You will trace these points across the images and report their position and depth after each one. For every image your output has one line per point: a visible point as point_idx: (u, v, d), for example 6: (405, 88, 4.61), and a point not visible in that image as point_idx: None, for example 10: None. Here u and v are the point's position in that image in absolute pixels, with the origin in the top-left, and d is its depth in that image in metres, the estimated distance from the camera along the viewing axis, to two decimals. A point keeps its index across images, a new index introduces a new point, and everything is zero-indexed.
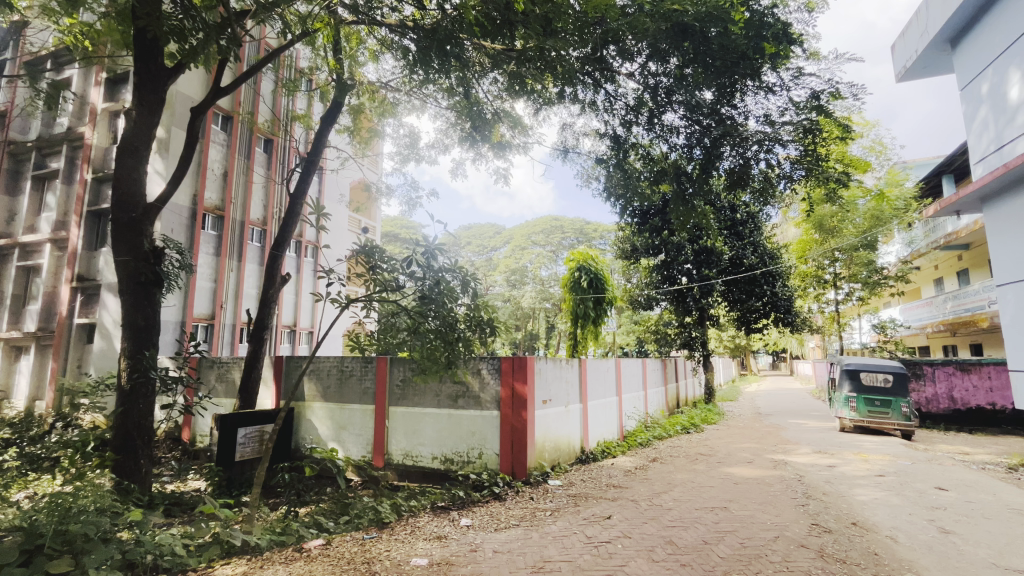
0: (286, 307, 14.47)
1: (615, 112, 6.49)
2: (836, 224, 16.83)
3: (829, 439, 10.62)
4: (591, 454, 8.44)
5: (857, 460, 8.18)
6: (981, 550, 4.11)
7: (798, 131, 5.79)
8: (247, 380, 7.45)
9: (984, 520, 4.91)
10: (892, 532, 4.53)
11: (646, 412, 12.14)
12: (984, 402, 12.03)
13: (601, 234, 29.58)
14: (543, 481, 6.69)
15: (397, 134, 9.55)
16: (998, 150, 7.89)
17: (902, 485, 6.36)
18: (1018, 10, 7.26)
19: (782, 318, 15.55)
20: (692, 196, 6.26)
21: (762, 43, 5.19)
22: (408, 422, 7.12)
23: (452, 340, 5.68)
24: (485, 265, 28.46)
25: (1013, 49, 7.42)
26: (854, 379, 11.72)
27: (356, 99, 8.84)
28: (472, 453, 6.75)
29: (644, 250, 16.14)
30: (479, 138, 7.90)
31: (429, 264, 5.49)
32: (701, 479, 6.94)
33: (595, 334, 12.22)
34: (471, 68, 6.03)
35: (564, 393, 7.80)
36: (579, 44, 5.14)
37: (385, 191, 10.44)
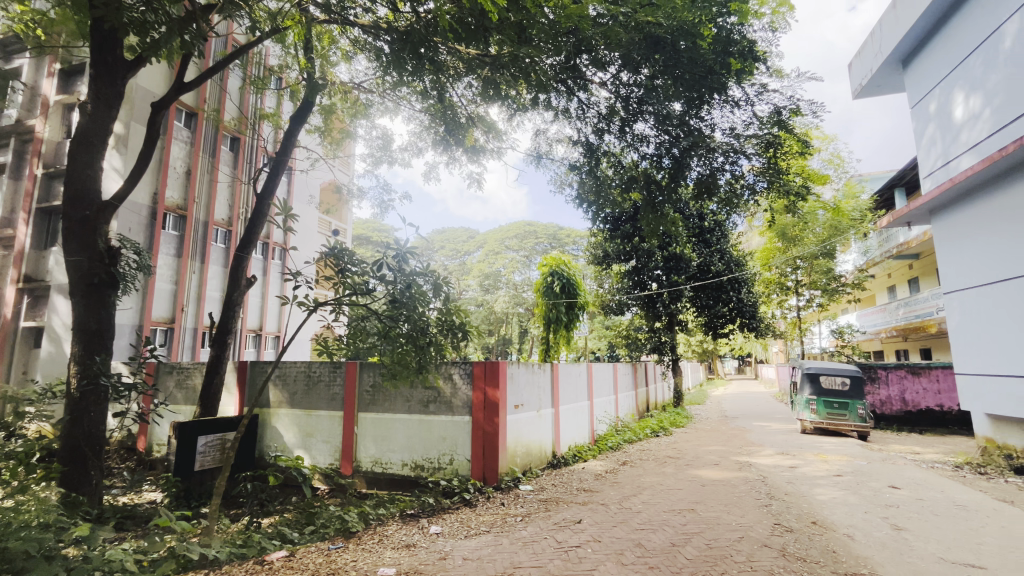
0: (252, 311, 14.05)
1: (588, 120, 6.57)
2: (798, 233, 17.42)
3: (791, 441, 10.97)
4: (562, 458, 8.47)
5: (817, 460, 8.47)
6: (931, 545, 4.31)
7: (761, 144, 6.01)
8: (207, 386, 7.12)
9: (933, 517, 5.15)
10: (850, 531, 4.71)
11: (617, 416, 12.28)
12: (933, 404, 12.65)
13: (574, 239, 29.99)
14: (514, 487, 6.68)
15: (370, 136, 9.42)
16: (944, 165, 8.38)
17: (858, 484, 6.63)
18: (964, 33, 7.73)
19: (747, 323, 16.04)
20: (661, 203, 6.40)
21: (728, 59, 5.40)
22: (378, 429, 6.98)
23: (423, 345, 5.60)
24: (459, 269, 28.37)
25: (958, 71, 7.91)
26: (814, 382, 12.19)
27: (328, 98, 8.68)
28: (444, 459, 6.67)
29: (615, 256, 16.41)
30: (453, 142, 7.89)
31: (400, 267, 5.41)
32: (669, 482, 7.06)
33: (568, 338, 12.31)
34: (446, 72, 6.02)
35: (536, 398, 7.81)
36: (553, 52, 5.19)
37: (357, 193, 10.28)
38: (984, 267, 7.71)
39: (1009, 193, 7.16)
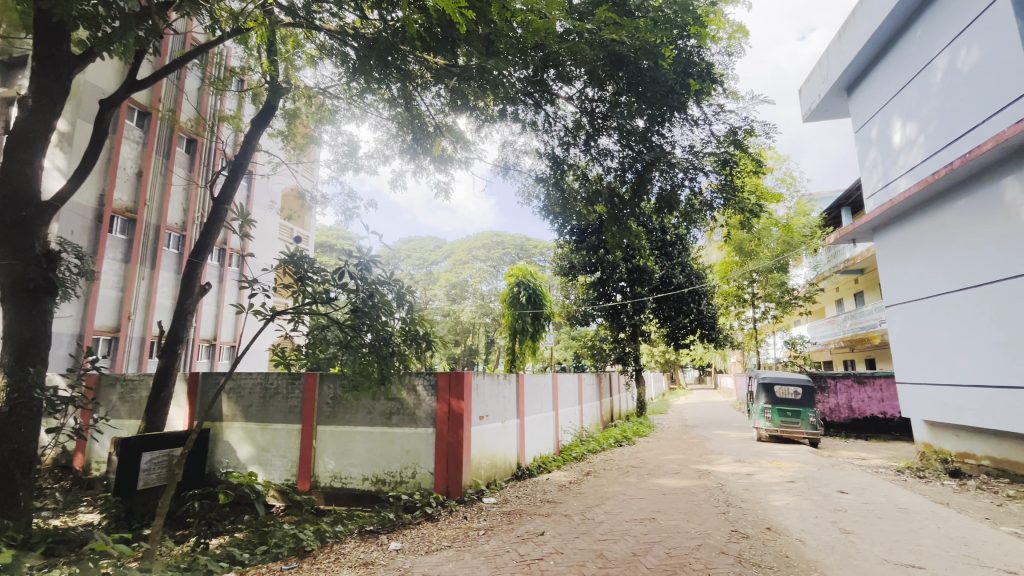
0: (205, 320, 13.45)
1: (554, 133, 6.67)
2: (754, 248, 18.22)
3: (748, 448, 11.33)
4: (527, 470, 8.43)
5: (771, 467, 8.77)
6: (875, 547, 4.52)
7: (718, 162, 6.26)
8: (154, 399, 6.72)
9: (877, 519, 5.41)
10: (801, 535, 4.88)
11: (582, 426, 12.37)
12: (877, 411, 13.42)
13: (540, 251, 30.33)
14: (478, 499, 6.59)
15: (335, 142, 9.24)
16: (885, 187, 8.96)
17: (810, 489, 6.90)
18: (900, 64, 8.33)
19: (707, 334, 16.53)
20: (625, 216, 6.56)
21: (688, 79, 5.65)
22: (338, 442, 6.76)
23: (386, 355, 5.46)
24: (426, 279, 28.09)
25: (896, 100, 8.50)
26: (769, 392, 12.66)
27: (292, 103, 8.48)
28: (406, 472, 6.52)
29: (581, 267, 16.68)
30: (420, 151, 7.83)
31: (364, 274, 5.28)
32: (632, 491, 7.13)
33: (533, 349, 12.34)
34: (414, 82, 5.98)
35: (501, 409, 7.76)
36: (520, 64, 5.25)
37: (321, 199, 10.04)
38: (922, 283, 8.22)
39: (941, 214, 7.71)
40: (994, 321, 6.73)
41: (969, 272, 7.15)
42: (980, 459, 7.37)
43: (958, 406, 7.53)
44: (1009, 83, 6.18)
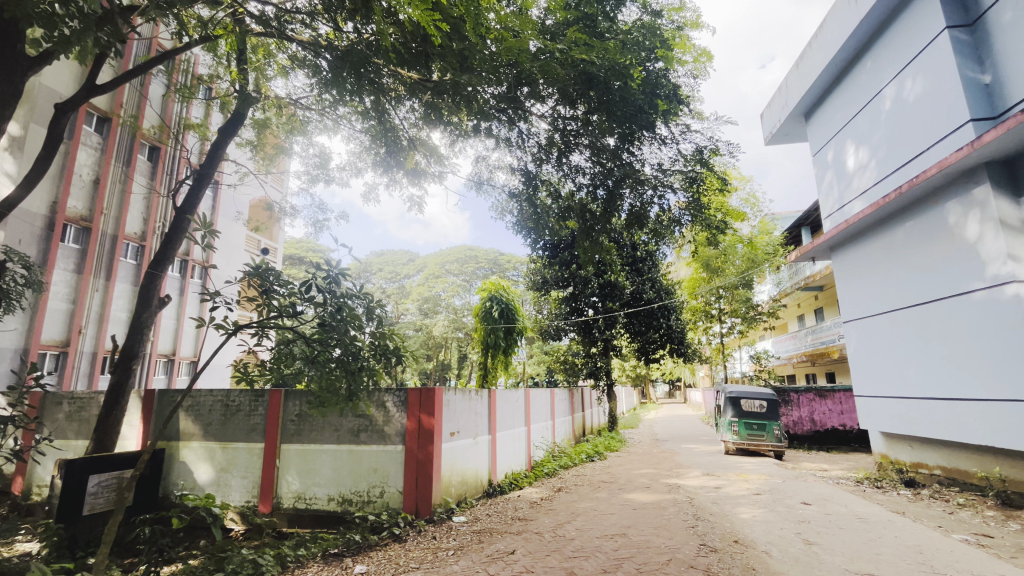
0: (164, 334, 12.88)
1: (528, 149, 6.75)
2: (720, 265, 18.77)
3: (716, 462, 11.52)
4: (498, 487, 8.31)
5: (738, 480, 8.92)
6: (836, 557, 4.63)
7: (685, 180, 6.47)
8: (104, 417, 6.36)
9: (839, 530, 5.56)
10: (767, 547, 4.96)
11: (554, 441, 12.34)
12: (837, 423, 13.89)
13: (513, 265, 30.51)
14: (447, 518, 6.46)
15: (306, 153, 9.11)
16: (840, 208, 9.42)
17: (775, 501, 7.05)
18: (853, 93, 8.82)
19: (676, 349, 16.84)
20: (597, 232, 6.68)
21: (656, 99, 5.80)
22: (303, 461, 6.53)
23: (355, 370, 5.32)
24: (398, 293, 27.72)
25: (849, 127, 8.99)
26: (735, 405, 12.95)
27: (261, 112, 8.34)
28: (373, 491, 6.34)
29: (554, 282, 16.83)
30: (392, 164, 7.77)
31: (332, 288, 5.18)
32: (602, 506, 7.12)
33: (505, 363, 12.28)
34: (388, 95, 5.95)
35: (472, 425, 7.66)
36: (493, 81, 5.31)
37: (290, 211, 9.83)
38: (876, 299, 8.63)
39: (892, 235, 8.13)
40: (941, 336, 7.11)
41: (919, 291, 7.54)
42: (932, 469, 7.69)
43: (911, 418, 7.87)
44: (950, 112, 6.62)
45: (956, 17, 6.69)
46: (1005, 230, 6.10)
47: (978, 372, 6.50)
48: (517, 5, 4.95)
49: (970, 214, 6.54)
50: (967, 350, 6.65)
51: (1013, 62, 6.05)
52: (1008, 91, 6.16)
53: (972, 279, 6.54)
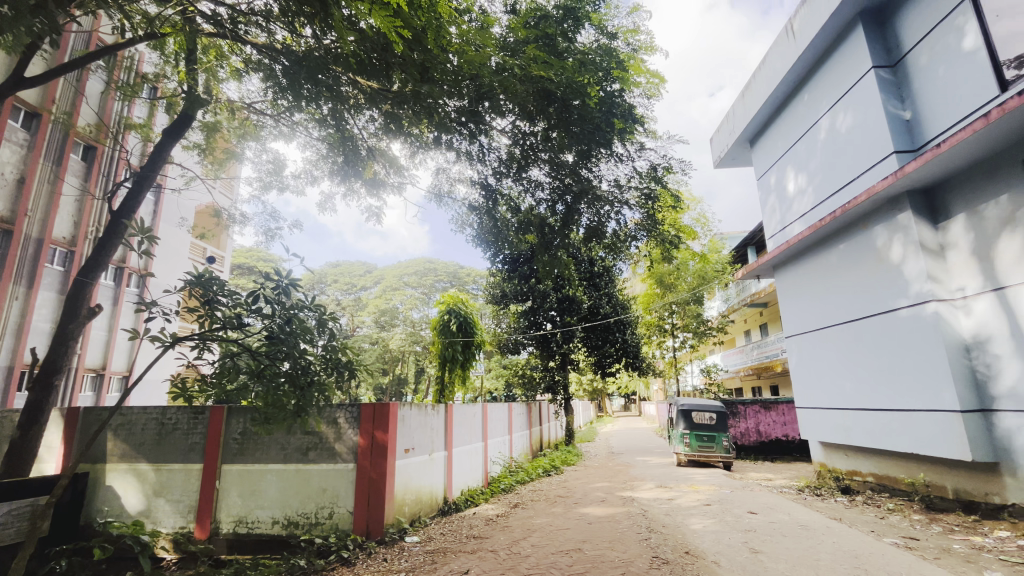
0: (93, 347, 11.92)
1: (488, 162, 6.78)
2: (672, 280, 19.48)
3: (669, 474, 11.76)
4: (453, 505, 8.12)
5: (689, 491, 9.15)
6: (780, 565, 4.80)
7: (641, 198, 6.69)
8: (18, 439, 5.75)
9: (782, 537, 5.79)
10: (716, 557, 5.09)
11: (511, 455, 12.25)
12: (780, 434, 14.53)
13: (473, 279, 30.50)
14: (400, 539, 6.24)
15: (258, 159, 8.78)
16: (782, 229, 9.99)
17: (724, 511, 7.27)
18: (793, 122, 9.40)
19: (632, 362, 17.21)
20: (555, 246, 6.82)
21: (613, 119, 5.95)
22: (247, 482, 6.15)
23: (305, 386, 5.06)
24: (354, 305, 26.98)
25: (790, 154, 9.58)
26: (687, 418, 13.32)
27: (212, 115, 7.99)
28: (322, 513, 6.05)
29: (513, 296, 16.86)
30: (350, 173, 7.59)
31: (281, 299, 5.07)
32: (558, 522, 7.09)
33: (463, 377, 12.10)
34: (347, 103, 5.84)
35: (427, 441, 7.48)
36: (454, 95, 5.36)
37: (239, 218, 9.40)
38: (815, 317, 9.14)
39: (828, 255, 8.68)
40: (873, 351, 7.60)
41: (852, 308, 8.05)
42: (866, 476, 8.17)
43: (846, 429, 8.34)
44: (877, 144, 7.18)
45: (880, 58, 7.31)
46: (925, 253, 6.64)
47: (904, 385, 6.97)
48: (479, 20, 5.01)
49: (895, 238, 7.07)
50: (894, 364, 7.13)
51: (929, 101, 6.66)
52: (926, 127, 6.75)
53: (898, 297, 7.04)
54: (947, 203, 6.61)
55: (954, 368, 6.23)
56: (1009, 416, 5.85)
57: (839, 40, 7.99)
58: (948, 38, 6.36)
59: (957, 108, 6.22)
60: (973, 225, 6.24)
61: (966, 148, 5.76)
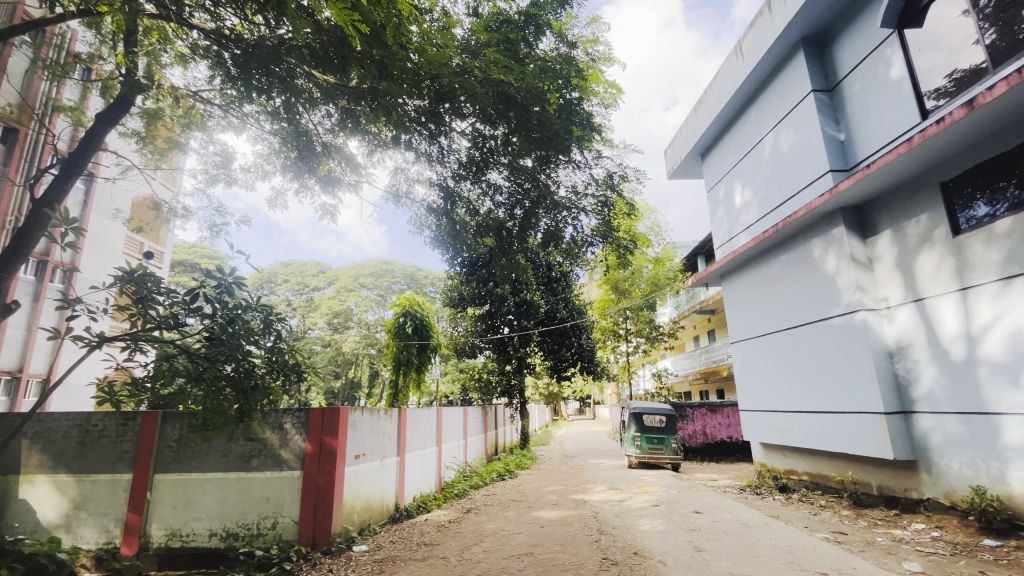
0: (8, 347, 10.86)
1: (448, 164, 6.74)
2: (627, 287, 20.06)
3: (620, 476, 12.00)
4: (405, 511, 7.94)
5: (639, 493, 9.37)
6: (722, 562, 4.99)
7: (597, 205, 6.83)
8: None
9: (725, 535, 6.03)
10: (663, 557, 5.23)
11: (465, 460, 12.12)
12: (725, 436, 15.18)
13: (431, 281, 30.18)
14: (347, 548, 6.00)
15: (204, 150, 8.31)
16: (730, 240, 10.47)
17: (671, 511, 7.49)
18: (741, 137, 9.88)
19: (587, 366, 17.49)
20: (513, 251, 6.80)
21: (571, 125, 5.97)
22: (182, 493, 5.77)
23: (249, 390, 4.84)
24: (305, 305, 26.02)
25: (737, 168, 10.07)
26: (638, 421, 13.65)
27: (153, 102, 7.49)
28: (265, 523, 5.77)
29: (470, 299, 16.75)
30: (304, 170, 7.32)
31: (223, 298, 4.83)
32: (510, 526, 7.08)
33: (418, 381, 11.89)
34: (301, 97, 5.64)
35: (379, 446, 7.30)
36: (414, 95, 5.29)
37: (181, 212, 8.85)
38: (758, 324, 9.60)
39: (770, 265, 9.16)
40: (808, 356, 8.06)
41: (791, 316, 8.53)
42: (801, 474, 8.64)
43: (784, 430, 8.80)
44: (815, 162, 7.66)
45: (818, 82, 7.82)
46: (856, 265, 7.12)
47: (835, 388, 7.44)
48: (441, 20, 4.95)
49: (830, 250, 7.56)
50: (827, 369, 7.60)
51: (861, 124, 7.17)
52: (858, 148, 7.26)
53: (831, 306, 7.52)
54: (875, 220, 7.13)
55: (879, 372, 6.72)
56: (926, 416, 6.35)
57: (783, 63, 8.50)
58: (877, 67, 6.90)
59: (885, 132, 6.73)
60: (897, 240, 6.76)
61: (892, 169, 6.23)
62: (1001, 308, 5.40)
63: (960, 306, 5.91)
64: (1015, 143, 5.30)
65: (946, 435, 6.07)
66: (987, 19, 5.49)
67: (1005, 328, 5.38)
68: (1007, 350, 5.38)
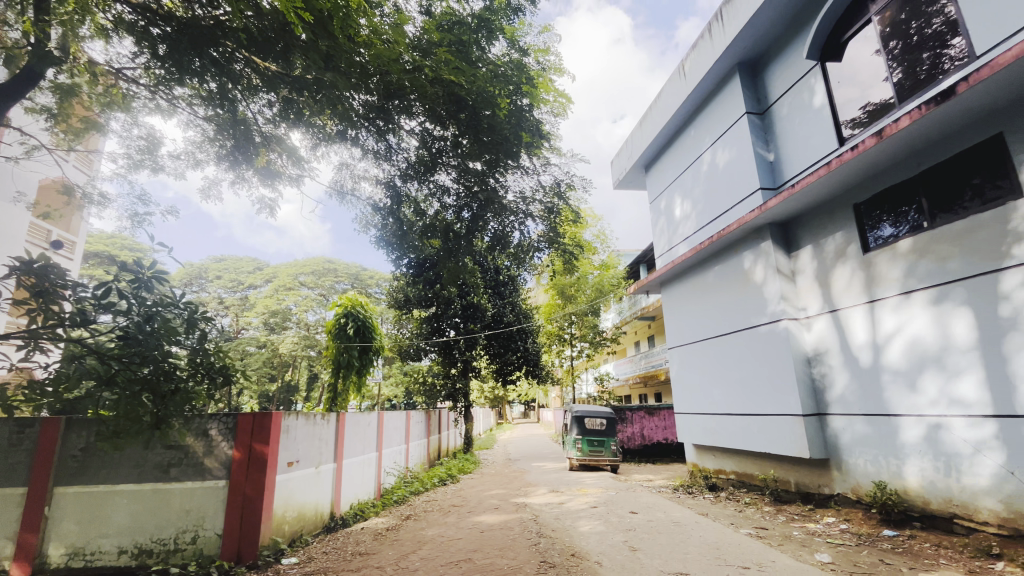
0: None
1: (395, 163, 6.61)
2: (573, 292, 20.51)
3: (561, 478, 12.19)
4: (341, 520, 7.63)
5: (579, 494, 9.55)
6: (654, 560, 5.18)
7: (545, 212, 6.93)
8: None
9: (658, 534, 6.27)
10: (599, 557, 5.36)
11: (407, 466, 11.85)
12: (661, 437, 15.81)
13: (377, 282, 29.42)
14: (276, 561, 5.60)
15: (127, 133, 7.64)
16: (670, 250, 10.94)
17: (609, 512, 7.69)
18: (682, 152, 10.36)
19: (532, 370, 17.65)
20: (461, 253, 6.68)
21: (521, 131, 5.99)
22: (88, 508, 5.23)
23: (167, 395, 4.44)
24: (239, 304, 24.58)
25: (678, 182, 10.56)
26: (580, 424, 13.92)
27: (68, 77, 6.81)
28: (184, 538, 5.35)
29: (416, 301, 16.46)
30: (240, 160, 6.90)
31: (140, 294, 4.46)
32: (450, 532, 6.99)
33: (359, 385, 11.52)
34: (239, 83, 5.32)
35: (314, 453, 6.98)
36: (362, 89, 5.17)
37: (97, 199, 8.09)
38: (693, 331, 10.09)
39: (706, 275, 9.67)
40: (738, 361, 8.55)
41: (723, 323, 9.03)
42: (729, 474, 9.13)
43: (715, 431, 9.28)
44: (748, 180, 8.16)
45: (751, 105, 8.36)
46: (780, 277, 7.65)
47: (760, 392, 7.95)
48: (391, 16, 4.81)
49: (759, 262, 8.08)
50: (753, 374, 8.11)
51: (787, 147, 7.73)
52: (785, 169, 7.82)
53: (759, 315, 8.04)
54: (798, 236, 7.69)
55: (799, 377, 7.24)
56: (839, 418, 6.90)
57: (722, 84, 9.00)
58: (802, 95, 7.47)
59: (808, 155, 7.29)
60: (816, 255, 7.34)
61: (814, 189, 6.76)
62: (902, 318, 5.97)
63: (868, 317, 6.48)
64: (915, 171, 5.90)
65: (855, 435, 6.63)
66: (895, 58, 6.03)
67: (904, 337, 5.94)
68: (905, 357, 5.94)
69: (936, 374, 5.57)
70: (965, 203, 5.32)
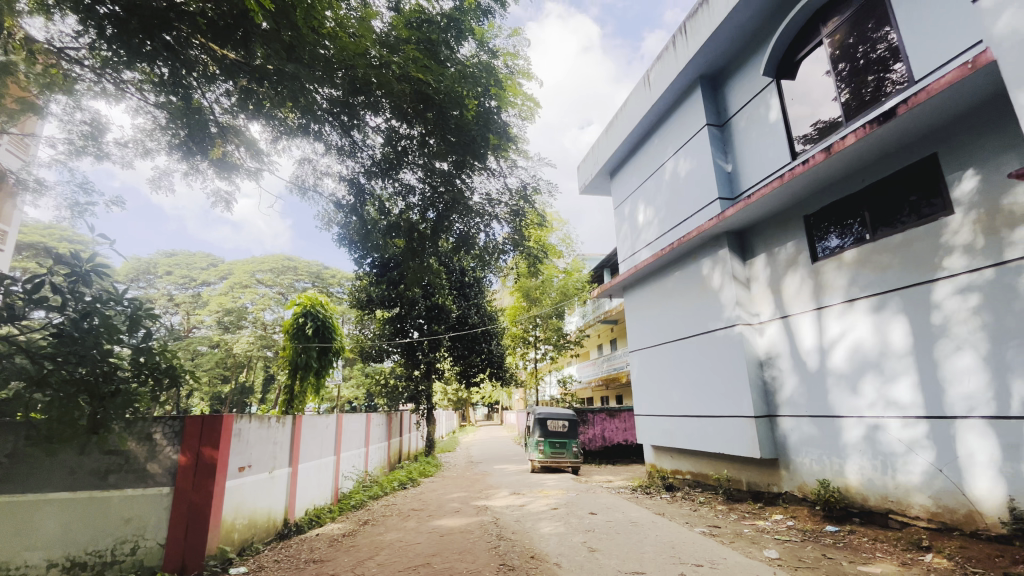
0: None
1: (360, 160, 6.47)
2: (538, 295, 20.63)
3: (522, 480, 12.21)
4: (296, 526, 7.38)
5: (540, 496, 9.60)
6: (612, 560, 5.25)
7: (511, 214, 6.97)
8: None
9: (616, 534, 6.36)
10: (558, 559, 5.39)
11: (366, 469, 11.58)
12: (621, 439, 16.11)
13: (339, 281, 28.69)
14: (222, 571, 5.42)
15: (68, 117, 7.15)
16: (632, 255, 11.18)
17: (569, 513, 7.76)
18: (646, 159, 10.61)
19: (496, 373, 17.62)
20: (425, 252, 6.82)
21: (488, 134, 5.96)
22: (9, 518, 4.62)
23: (108, 395, 4.24)
24: (190, 302, 23.39)
25: (641, 188, 10.81)
26: (543, 426, 14.00)
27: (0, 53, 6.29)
28: (122, 549, 5.00)
29: (379, 301, 16.13)
30: (194, 151, 6.58)
31: (75, 289, 4.16)
32: (408, 536, 6.88)
33: (317, 386, 11.18)
34: (195, 70, 5.08)
35: (268, 457, 6.74)
36: (326, 83, 5.03)
37: (32, 186, 7.52)
38: (653, 334, 10.34)
39: (666, 281, 9.93)
40: (695, 365, 8.82)
41: (681, 327, 9.30)
42: (685, 474, 9.40)
43: (672, 433, 9.53)
44: (707, 189, 8.45)
45: (712, 117, 8.65)
46: (736, 283, 7.95)
47: (715, 394, 8.23)
48: (359, 10, 4.71)
49: (716, 268, 8.37)
50: (709, 377, 8.38)
51: (745, 159, 8.05)
52: (742, 180, 8.13)
53: (715, 320, 8.32)
54: (753, 244, 8.02)
55: (751, 381, 7.54)
56: (788, 419, 7.22)
57: (684, 96, 9.28)
58: (759, 110, 7.79)
59: (764, 168, 7.62)
60: (770, 263, 7.67)
61: (769, 201, 7.06)
62: (846, 325, 6.32)
63: (816, 324, 6.82)
64: (859, 186, 6.25)
65: (802, 435, 6.96)
66: (843, 80, 6.37)
67: (848, 342, 6.29)
68: (848, 362, 6.29)
69: (875, 378, 5.92)
70: (903, 218, 5.68)
